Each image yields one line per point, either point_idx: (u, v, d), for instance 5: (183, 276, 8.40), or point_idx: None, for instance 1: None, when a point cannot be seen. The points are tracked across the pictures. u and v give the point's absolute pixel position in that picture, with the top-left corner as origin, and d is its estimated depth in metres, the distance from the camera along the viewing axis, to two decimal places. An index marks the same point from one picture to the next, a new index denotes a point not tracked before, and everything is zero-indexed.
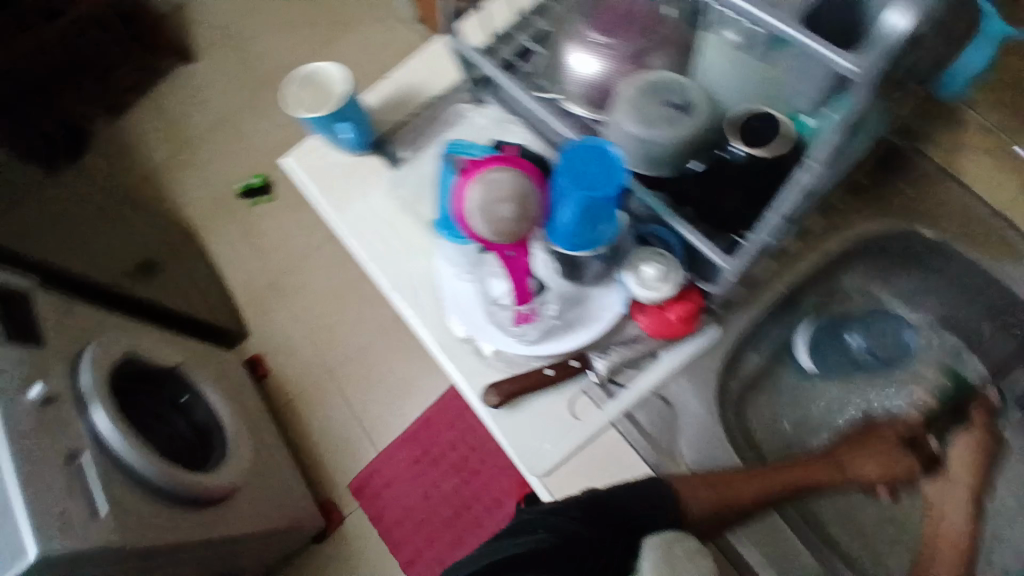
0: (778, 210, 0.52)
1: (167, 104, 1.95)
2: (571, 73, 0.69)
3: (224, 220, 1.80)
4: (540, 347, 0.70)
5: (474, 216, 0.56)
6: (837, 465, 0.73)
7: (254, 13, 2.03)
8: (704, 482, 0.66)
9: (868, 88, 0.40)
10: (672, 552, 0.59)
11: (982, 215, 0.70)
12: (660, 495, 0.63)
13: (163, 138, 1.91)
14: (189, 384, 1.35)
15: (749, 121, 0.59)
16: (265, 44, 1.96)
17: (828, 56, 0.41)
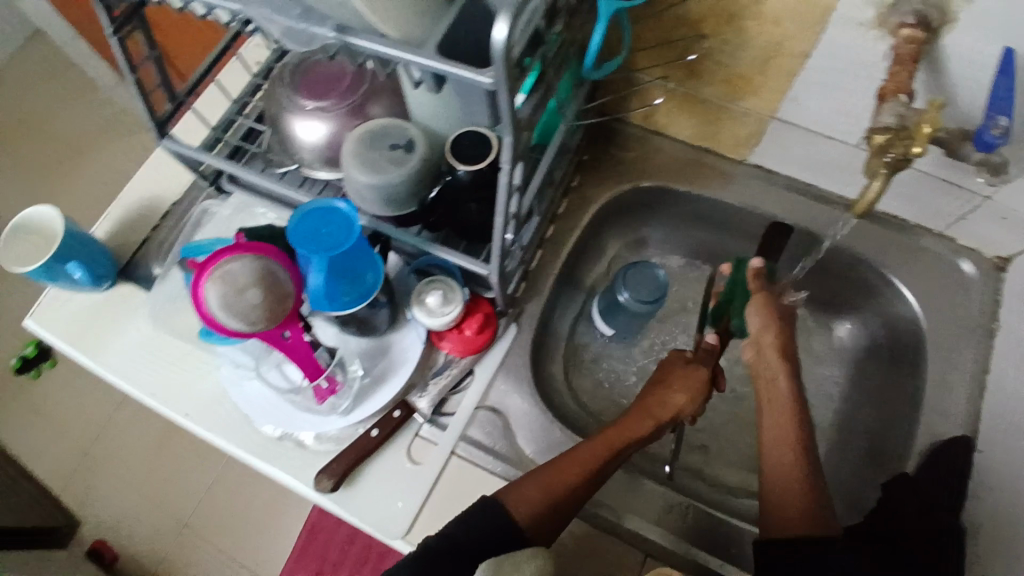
0: (498, 210, 0.55)
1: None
2: (300, 142, 0.71)
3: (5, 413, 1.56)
4: (357, 412, 0.68)
5: (221, 313, 0.53)
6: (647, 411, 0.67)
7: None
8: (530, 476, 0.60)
9: (507, 93, 0.44)
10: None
11: (688, 155, 0.81)
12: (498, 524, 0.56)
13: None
14: None
15: (463, 141, 0.64)
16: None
17: (468, 75, 0.44)
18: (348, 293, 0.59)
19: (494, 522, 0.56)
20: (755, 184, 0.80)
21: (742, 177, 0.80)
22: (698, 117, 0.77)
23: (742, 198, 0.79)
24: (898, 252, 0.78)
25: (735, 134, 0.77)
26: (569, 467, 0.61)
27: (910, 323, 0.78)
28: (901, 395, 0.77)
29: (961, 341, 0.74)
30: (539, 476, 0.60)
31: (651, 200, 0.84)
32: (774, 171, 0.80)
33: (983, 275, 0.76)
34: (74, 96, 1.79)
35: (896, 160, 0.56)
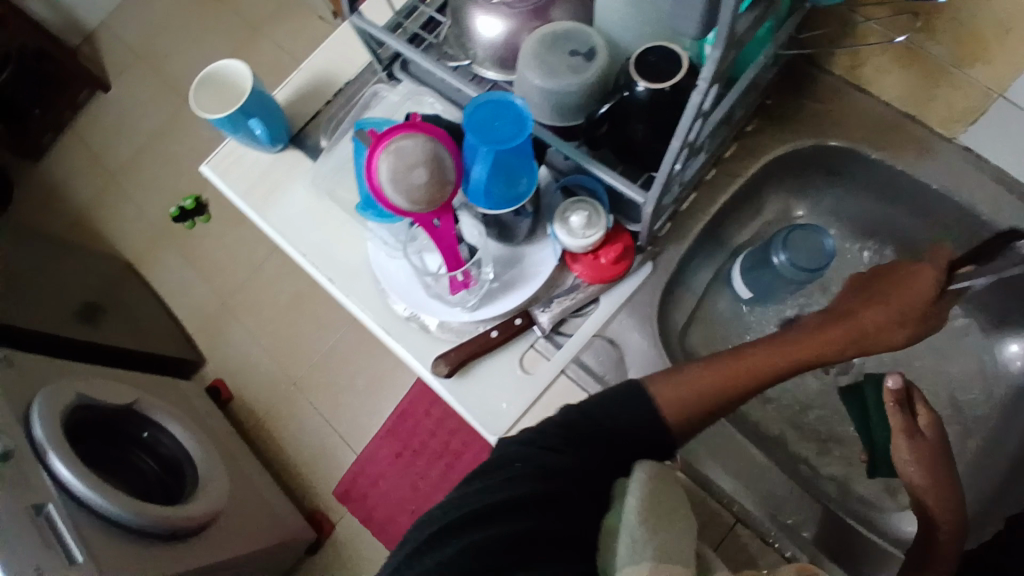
0: (678, 132, 0.52)
1: (88, 139, 1.89)
2: (477, 37, 0.70)
3: (161, 253, 1.76)
4: (481, 311, 0.70)
5: (388, 186, 0.56)
6: (842, 318, 0.64)
7: (157, 35, 1.92)
8: (678, 377, 0.58)
9: None
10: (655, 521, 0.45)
11: (886, 118, 0.73)
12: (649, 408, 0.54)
13: (89, 176, 1.85)
14: (150, 423, 1.31)
15: (651, 58, 0.60)
16: (175, 58, 1.88)
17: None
18: (501, 192, 0.61)
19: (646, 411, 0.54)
20: (958, 166, 0.71)
21: (944, 155, 0.71)
22: (912, 76, 0.69)
23: (944, 179, 0.71)
24: None
25: (948, 105, 0.69)
26: (743, 370, 0.59)
27: None
28: None
29: None
30: (688, 378, 0.58)
31: (828, 161, 0.77)
32: (985, 157, 0.71)
33: None
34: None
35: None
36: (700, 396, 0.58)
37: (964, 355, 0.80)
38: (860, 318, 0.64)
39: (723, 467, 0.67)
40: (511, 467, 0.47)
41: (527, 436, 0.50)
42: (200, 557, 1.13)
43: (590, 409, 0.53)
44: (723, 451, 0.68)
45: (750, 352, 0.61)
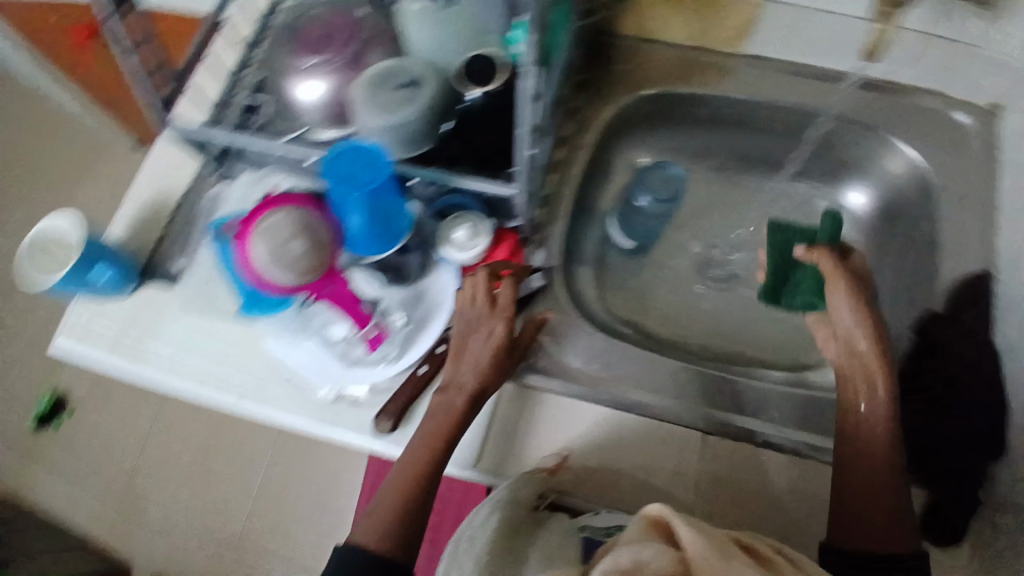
0: (523, 115, 0.56)
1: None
2: (300, 104, 0.68)
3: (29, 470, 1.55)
4: (405, 358, 0.68)
5: (268, 270, 0.56)
6: (458, 389, 0.63)
7: None
8: (372, 510, 0.60)
9: None
10: None
11: (681, 58, 0.81)
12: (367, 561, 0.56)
13: None
14: None
15: (473, 62, 0.64)
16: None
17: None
18: (383, 235, 0.61)
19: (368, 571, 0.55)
20: (750, 73, 0.80)
21: (739, 69, 0.80)
22: (690, 14, 0.80)
23: (745, 90, 0.79)
24: (896, 111, 0.76)
25: (726, 27, 0.79)
26: (405, 483, 0.60)
27: (914, 181, 0.77)
28: (918, 243, 0.76)
29: (971, 175, 0.73)
30: (382, 509, 0.59)
31: (650, 113, 0.84)
32: (768, 58, 0.80)
33: (979, 122, 0.75)
34: (50, 140, 1.79)
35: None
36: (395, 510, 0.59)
37: None
38: (455, 359, 0.64)
39: (675, 398, 0.69)
40: None
41: None
42: None
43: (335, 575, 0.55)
44: (671, 386, 0.70)
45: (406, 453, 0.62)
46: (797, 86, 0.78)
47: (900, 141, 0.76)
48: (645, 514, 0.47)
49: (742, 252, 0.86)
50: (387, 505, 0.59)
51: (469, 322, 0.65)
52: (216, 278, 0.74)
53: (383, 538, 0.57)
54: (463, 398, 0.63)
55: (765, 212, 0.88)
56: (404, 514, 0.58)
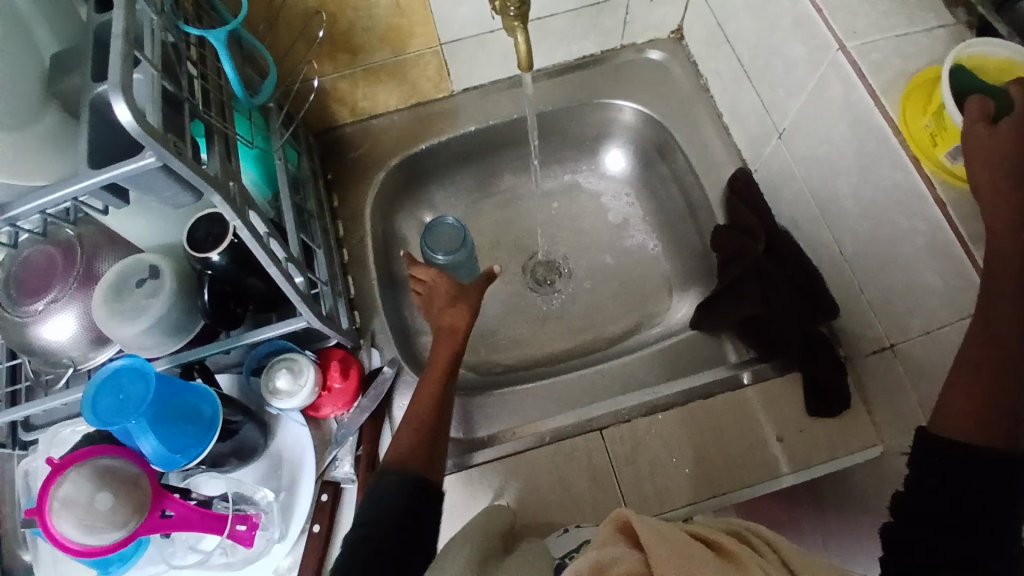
0: (265, 261, 0.55)
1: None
2: (57, 344, 0.63)
3: None
4: (293, 528, 0.65)
5: (90, 538, 0.52)
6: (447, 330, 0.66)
7: None
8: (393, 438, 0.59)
9: (175, 159, 0.42)
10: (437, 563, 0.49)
11: (409, 117, 0.83)
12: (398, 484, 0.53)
13: None
14: None
15: (200, 233, 0.62)
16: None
17: (129, 167, 0.42)
18: (192, 434, 0.57)
19: (399, 489, 0.53)
20: (474, 101, 0.83)
21: (464, 103, 0.83)
22: (390, 83, 0.78)
23: (476, 119, 0.82)
24: (605, 77, 0.85)
25: (428, 78, 0.79)
26: (416, 410, 0.61)
27: (647, 125, 0.85)
28: (681, 173, 0.83)
29: (689, 106, 0.82)
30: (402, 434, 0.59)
31: (410, 177, 0.84)
32: (478, 84, 0.83)
33: (670, 55, 0.85)
34: None
35: (519, 10, 0.55)
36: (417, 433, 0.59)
37: None
38: (437, 310, 0.69)
39: (557, 413, 0.71)
40: None
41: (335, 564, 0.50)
42: None
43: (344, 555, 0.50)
44: (549, 406, 0.71)
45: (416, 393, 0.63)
46: (517, 95, 0.83)
47: (622, 102, 0.84)
48: (613, 516, 0.40)
49: (558, 248, 0.89)
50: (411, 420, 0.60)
51: (435, 285, 0.70)
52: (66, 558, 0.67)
53: (408, 457, 0.56)
54: (460, 334, 0.66)
55: (558, 205, 0.91)
56: (425, 431, 0.59)
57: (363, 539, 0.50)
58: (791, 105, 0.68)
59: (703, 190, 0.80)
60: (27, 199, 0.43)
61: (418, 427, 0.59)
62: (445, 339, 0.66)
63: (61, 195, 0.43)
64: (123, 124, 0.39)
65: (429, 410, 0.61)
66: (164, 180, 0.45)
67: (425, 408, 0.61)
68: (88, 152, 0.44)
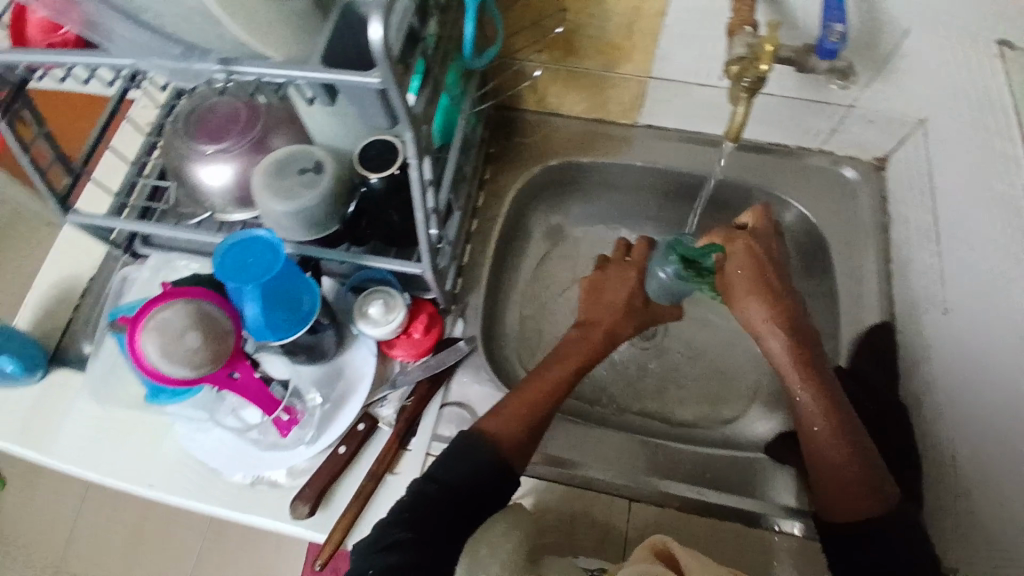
0: (417, 205, 0.58)
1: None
2: (207, 188, 0.70)
3: None
4: (323, 438, 0.69)
5: (162, 363, 0.57)
6: (605, 331, 0.68)
7: None
8: (501, 406, 0.62)
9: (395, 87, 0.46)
10: (478, 558, 0.54)
11: (585, 129, 0.84)
12: (483, 456, 0.58)
13: None
14: None
15: (370, 152, 0.66)
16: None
17: (354, 78, 0.45)
18: (286, 317, 0.62)
19: (481, 456, 0.58)
20: (652, 142, 0.83)
21: (643, 138, 0.83)
22: (586, 93, 0.80)
23: (646, 156, 0.82)
24: (789, 172, 0.82)
25: (621, 102, 0.80)
26: (533, 390, 0.63)
27: (809, 235, 0.82)
28: (821, 297, 0.80)
29: (860, 235, 0.78)
30: (510, 405, 0.62)
31: (562, 180, 0.86)
32: (665, 126, 0.83)
33: (864, 178, 0.81)
34: None
35: (753, 83, 0.54)
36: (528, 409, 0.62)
37: None
38: (593, 302, 0.71)
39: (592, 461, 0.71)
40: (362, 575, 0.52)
41: (400, 504, 0.56)
42: None
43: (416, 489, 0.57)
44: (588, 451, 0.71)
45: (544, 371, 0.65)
46: (698, 152, 0.82)
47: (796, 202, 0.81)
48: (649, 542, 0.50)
49: None
50: (527, 395, 0.63)
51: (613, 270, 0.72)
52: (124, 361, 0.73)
53: (507, 432, 0.60)
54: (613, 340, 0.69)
55: None
56: (535, 414, 0.62)
57: (426, 495, 0.56)
58: (970, 285, 0.64)
59: (835, 323, 0.76)
60: (253, 63, 0.48)
61: (533, 403, 0.62)
62: (594, 337, 0.68)
63: (285, 74, 0.47)
64: (370, 40, 0.43)
65: (550, 392, 0.64)
66: (372, 97, 0.48)
67: (547, 387, 0.64)
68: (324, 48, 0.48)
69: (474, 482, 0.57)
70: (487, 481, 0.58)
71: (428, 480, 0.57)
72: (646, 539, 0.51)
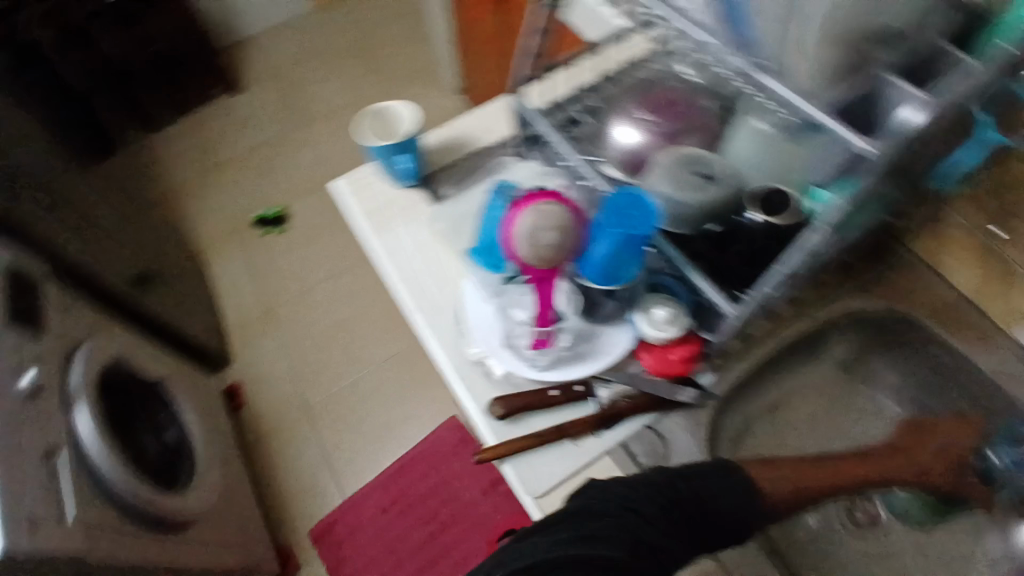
0: (782, 265, 0.59)
1: (210, 154, 2.23)
2: (612, 142, 0.79)
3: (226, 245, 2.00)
4: (547, 373, 0.75)
5: (519, 242, 0.62)
6: (861, 461, 0.71)
7: (306, 76, 2.40)
8: (769, 466, 0.60)
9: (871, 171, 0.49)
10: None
11: (951, 305, 0.79)
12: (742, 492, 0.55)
13: (207, 179, 2.17)
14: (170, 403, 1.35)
15: (765, 195, 0.68)
16: (317, 121, 2.29)
17: (850, 136, 0.50)
18: (626, 270, 0.67)
19: (738, 489, 0.55)
20: (1012, 364, 0.76)
21: (1003, 351, 0.77)
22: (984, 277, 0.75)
23: (1002, 368, 0.76)
24: None
25: (1009, 303, 0.76)
26: (804, 472, 0.62)
27: None
28: None
29: None
30: (780, 475, 0.60)
31: (895, 330, 0.82)
32: None
33: None
34: (408, 65, 2.38)
35: None
36: (790, 488, 0.59)
37: (1008, 542, 0.78)
38: (880, 460, 0.74)
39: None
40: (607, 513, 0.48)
41: (648, 477, 0.53)
42: (176, 552, 1.10)
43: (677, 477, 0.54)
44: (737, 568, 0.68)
45: (830, 463, 0.66)
46: None
47: None
48: None
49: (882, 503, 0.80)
50: (795, 477, 0.61)
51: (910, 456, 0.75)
52: (465, 216, 0.87)
53: (767, 491, 0.58)
54: (869, 475, 0.71)
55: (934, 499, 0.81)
56: (794, 486, 0.60)
57: (681, 488, 0.53)
58: None
59: None
60: None
61: (803, 479, 0.61)
62: (855, 463, 0.69)
63: None
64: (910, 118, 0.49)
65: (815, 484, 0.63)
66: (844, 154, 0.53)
67: (815, 477, 0.63)
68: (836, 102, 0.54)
69: (723, 508, 0.54)
70: (735, 516, 0.54)
71: (679, 478, 0.54)
72: None
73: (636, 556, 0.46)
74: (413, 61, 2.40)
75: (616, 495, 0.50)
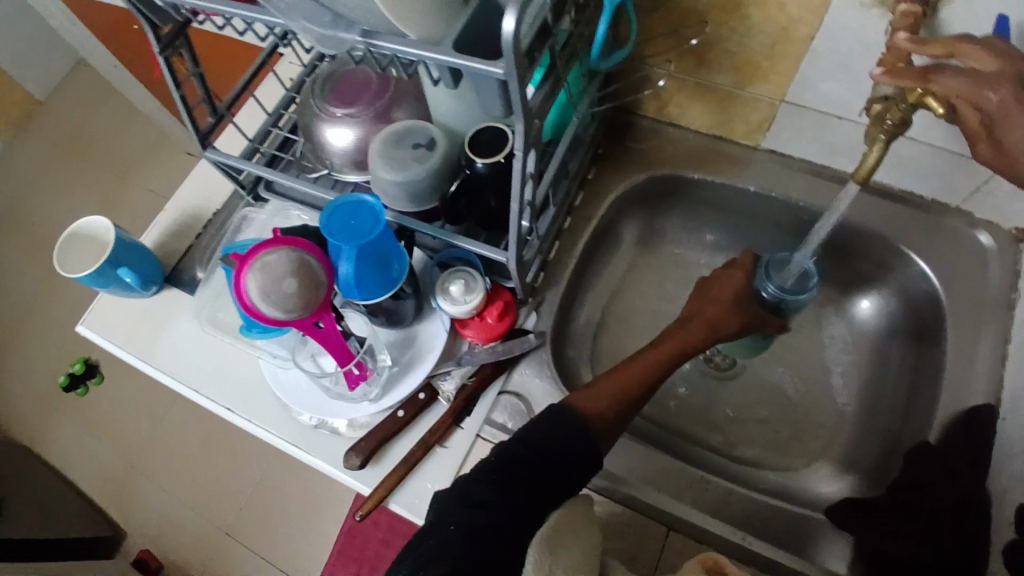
0: (514, 196, 0.58)
1: None
2: (330, 147, 0.73)
3: (42, 418, 1.68)
4: (386, 399, 0.71)
5: (260, 303, 0.58)
6: (706, 323, 0.68)
7: (17, 193, 1.99)
8: (597, 383, 0.60)
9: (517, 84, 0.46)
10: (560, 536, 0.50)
11: (700, 144, 0.83)
12: (576, 428, 0.55)
13: None
14: None
15: (475, 137, 0.68)
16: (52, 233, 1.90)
17: (479, 66, 0.46)
18: (389, 272, 0.64)
19: (571, 426, 0.55)
20: (772, 167, 0.81)
21: (760, 161, 0.81)
22: (711, 106, 0.79)
23: (762, 181, 0.80)
24: (915, 228, 0.76)
25: (746, 121, 0.79)
26: (628, 370, 0.62)
27: (927, 298, 0.76)
28: (923, 367, 0.74)
29: (984, 303, 0.71)
30: (605, 385, 0.60)
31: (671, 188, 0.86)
32: (788, 154, 0.81)
33: (1000, 247, 0.73)
34: (125, 124, 2.02)
35: (895, 126, 0.53)
36: (618, 391, 0.60)
37: (843, 313, 0.86)
38: (708, 300, 0.70)
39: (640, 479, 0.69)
40: (442, 528, 0.47)
41: (484, 464, 0.52)
42: None
43: (512, 446, 0.53)
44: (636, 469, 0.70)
45: (660, 345, 0.65)
46: (817, 188, 0.79)
47: (915, 258, 0.76)
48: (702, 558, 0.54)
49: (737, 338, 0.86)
50: (625, 378, 0.61)
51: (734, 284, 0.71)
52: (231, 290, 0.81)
53: (596, 408, 0.58)
54: (717, 334, 0.67)
55: None
56: (624, 390, 0.60)
57: (515, 457, 0.52)
58: None
59: (935, 394, 0.71)
60: (392, 40, 0.48)
61: (626, 385, 0.60)
62: (692, 329, 0.67)
63: (419, 55, 0.47)
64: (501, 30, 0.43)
65: (643, 378, 0.62)
66: (494, 86, 0.49)
67: (642, 374, 0.62)
68: (459, 32, 0.48)
69: (564, 454, 0.53)
70: (577, 453, 0.54)
71: (519, 444, 0.53)
72: (698, 556, 0.54)
73: (477, 549, 0.46)
74: (127, 117, 2.03)
75: (451, 502, 0.50)
